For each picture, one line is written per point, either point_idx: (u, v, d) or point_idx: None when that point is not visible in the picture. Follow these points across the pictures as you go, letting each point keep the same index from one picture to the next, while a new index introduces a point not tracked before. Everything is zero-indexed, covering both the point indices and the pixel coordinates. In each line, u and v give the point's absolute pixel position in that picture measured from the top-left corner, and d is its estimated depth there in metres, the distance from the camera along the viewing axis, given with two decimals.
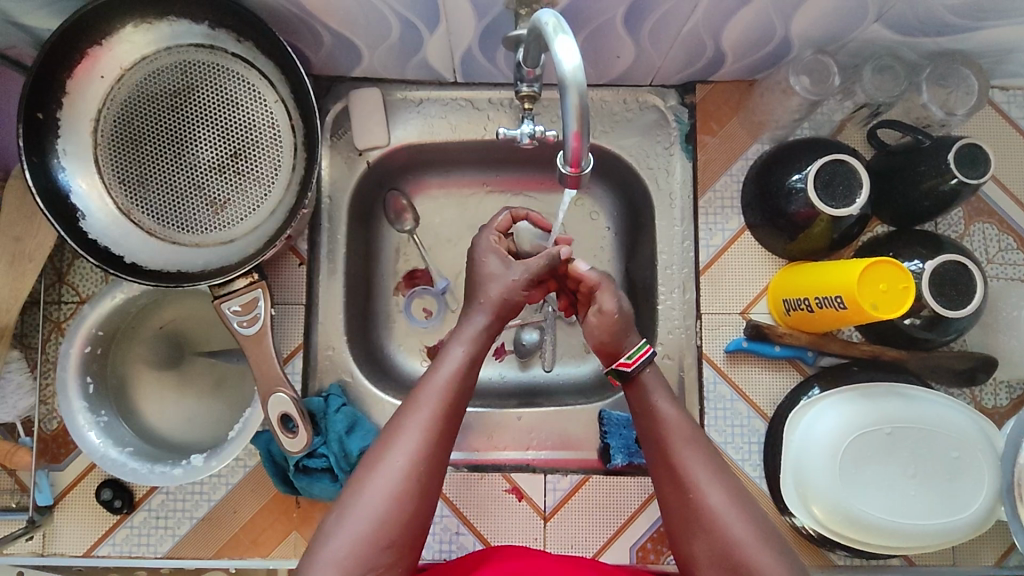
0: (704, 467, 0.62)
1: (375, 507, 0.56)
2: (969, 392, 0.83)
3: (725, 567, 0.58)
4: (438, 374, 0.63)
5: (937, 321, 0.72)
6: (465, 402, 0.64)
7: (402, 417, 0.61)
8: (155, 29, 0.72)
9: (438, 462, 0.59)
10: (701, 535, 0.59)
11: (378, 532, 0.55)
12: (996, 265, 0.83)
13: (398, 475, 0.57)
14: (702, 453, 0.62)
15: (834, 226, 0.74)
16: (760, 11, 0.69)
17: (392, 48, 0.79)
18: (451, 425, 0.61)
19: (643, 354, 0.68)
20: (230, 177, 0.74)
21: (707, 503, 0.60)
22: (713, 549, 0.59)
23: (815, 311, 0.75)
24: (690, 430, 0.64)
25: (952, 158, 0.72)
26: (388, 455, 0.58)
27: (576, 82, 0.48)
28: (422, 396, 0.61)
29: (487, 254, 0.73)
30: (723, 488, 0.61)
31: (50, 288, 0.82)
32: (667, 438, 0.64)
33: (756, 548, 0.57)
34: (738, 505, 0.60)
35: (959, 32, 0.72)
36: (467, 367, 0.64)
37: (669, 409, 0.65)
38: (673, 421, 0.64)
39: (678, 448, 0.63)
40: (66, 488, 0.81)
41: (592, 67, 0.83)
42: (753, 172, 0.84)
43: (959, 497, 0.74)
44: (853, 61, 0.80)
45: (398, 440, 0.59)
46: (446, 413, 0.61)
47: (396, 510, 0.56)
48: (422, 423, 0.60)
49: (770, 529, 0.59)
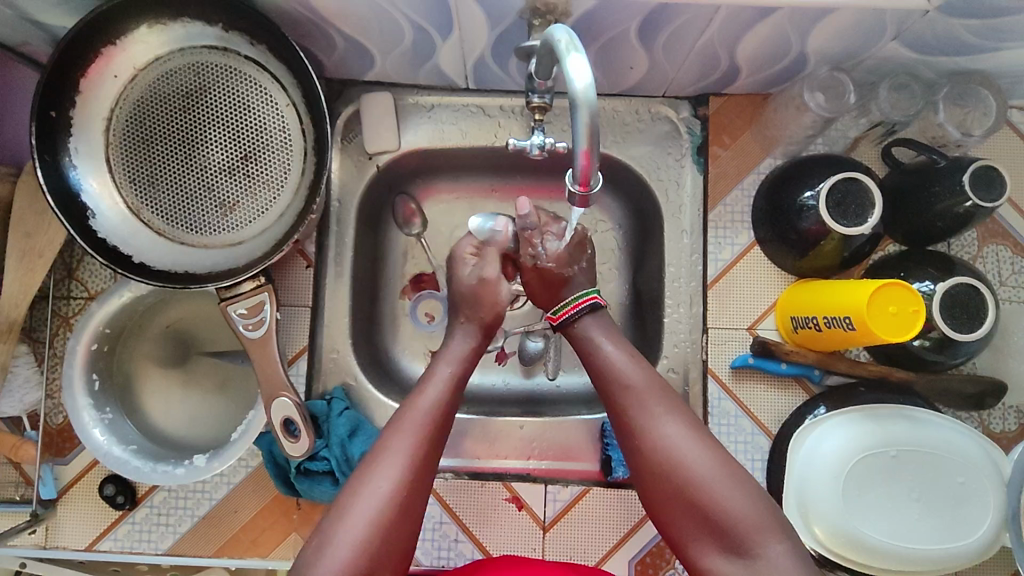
0: (656, 406, 0.62)
1: (360, 531, 0.56)
2: (977, 416, 0.81)
3: (688, 503, 0.58)
4: (423, 396, 0.64)
5: (947, 343, 0.71)
6: (449, 421, 0.65)
7: (386, 440, 0.60)
8: (169, 30, 0.72)
9: (420, 484, 0.60)
10: (663, 475, 0.59)
11: (361, 560, 0.55)
12: (1009, 288, 0.82)
13: (379, 502, 0.57)
14: (652, 392, 0.63)
15: (845, 245, 0.73)
16: (776, 27, 0.69)
17: (404, 54, 0.79)
18: (436, 445, 0.62)
19: (569, 310, 0.71)
20: (240, 179, 0.74)
21: (661, 442, 0.60)
22: (674, 487, 0.59)
23: (823, 330, 0.74)
24: (636, 375, 0.64)
25: (967, 180, 0.71)
26: (371, 481, 0.58)
27: (587, 100, 0.48)
28: (407, 418, 0.62)
29: (460, 265, 0.77)
30: (678, 423, 0.61)
31: (59, 284, 0.83)
32: (619, 382, 0.65)
33: (713, 483, 0.58)
34: (696, 439, 0.60)
35: (977, 53, 0.71)
36: (453, 387, 0.66)
37: (614, 353, 0.66)
38: (622, 360, 0.66)
39: (631, 394, 0.63)
40: (69, 482, 0.81)
41: (605, 76, 0.82)
42: (764, 187, 0.83)
43: (965, 523, 0.73)
44: (869, 78, 0.79)
45: (379, 467, 0.59)
46: (432, 430, 0.62)
47: (377, 537, 0.56)
48: (409, 446, 0.60)
49: (728, 458, 0.59)
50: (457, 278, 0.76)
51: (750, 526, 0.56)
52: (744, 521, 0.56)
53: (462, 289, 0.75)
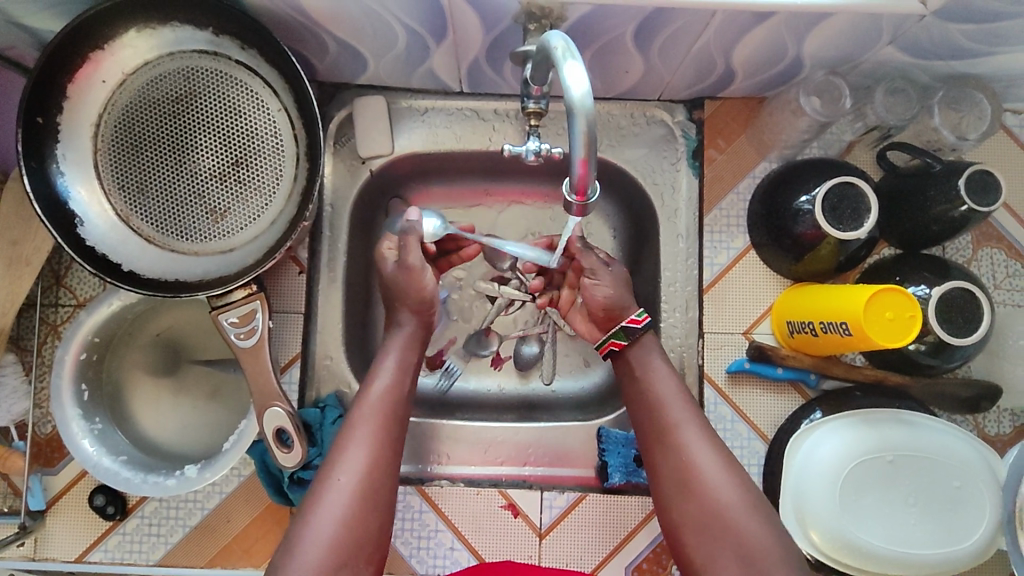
0: (699, 433, 0.67)
1: (332, 523, 0.60)
2: (972, 419, 0.81)
3: (712, 529, 0.63)
4: (371, 389, 0.70)
5: (943, 348, 0.71)
6: (401, 413, 0.70)
7: (344, 437, 0.66)
8: (158, 34, 0.71)
9: (384, 473, 0.65)
10: (695, 496, 0.64)
11: (334, 549, 0.59)
12: (1003, 291, 0.82)
13: (345, 493, 0.62)
14: (696, 421, 0.68)
15: (841, 249, 0.73)
16: (773, 31, 0.68)
17: (397, 58, 0.78)
18: (392, 435, 0.68)
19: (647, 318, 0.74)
20: (231, 185, 0.73)
21: (698, 464, 0.65)
22: (701, 510, 0.64)
23: (820, 335, 0.74)
24: (681, 398, 0.70)
25: (963, 184, 0.70)
26: (336, 475, 0.63)
27: (584, 107, 0.47)
28: (361, 412, 0.68)
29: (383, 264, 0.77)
30: (716, 454, 0.66)
31: (47, 291, 0.82)
32: (662, 401, 0.70)
33: (742, 511, 0.63)
34: (729, 472, 0.65)
35: (972, 57, 0.71)
36: (399, 372, 0.72)
37: (662, 371, 0.72)
38: (668, 383, 0.70)
39: (674, 418, 0.68)
40: (58, 492, 0.80)
41: (600, 80, 0.82)
42: (759, 191, 0.82)
43: (961, 528, 0.73)
44: (865, 82, 0.79)
45: (341, 462, 0.64)
46: (384, 421, 0.68)
47: (348, 525, 0.61)
48: (366, 439, 0.66)
49: (757, 495, 0.64)
50: (384, 270, 0.77)
51: (772, 557, 0.60)
52: (764, 552, 0.60)
53: (391, 281, 0.76)
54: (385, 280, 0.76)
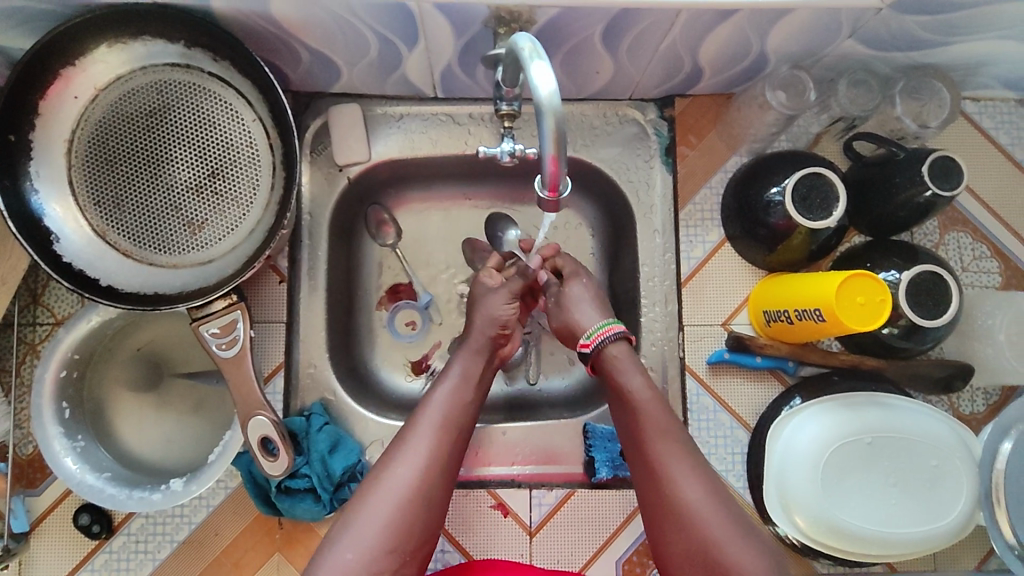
0: (681, 462, 0.64)
1: (385, 512, 0.59)
2: (946, 399, 0.83)
3: (700, 561, 0.60)
4: (436, 393, 0.68)
5: (914, 331, 0.73)
6: (466, 418, 0.68)
7: (405, 433, 0.65)
8: (129, 49, 0.70)
9: (443, 475, 0.63)
10: (683, 528, 0.61)
11: (384, 537, 0.58)
12: (971, 273, 0.84)
13: (403, 487, 0.60)
14: (678, 447, 0.65)
15: (813, 238, 0.75)
16: (737, 27, 0.70)
17: (371, 65, 0.79)
18: (456, 439, 0.65)
19: (603, 334, 0.72)
20: (208, 198, 0.73)
21: (682, 493, 0.62)
22: (687, 542, 0.61)
23: (795, 322, 0.75)
24: (666, 421, 0.66)
25: (926, 171, 0.73)
26: (394, 468, 0.61)
27: (552, 106, 0.48)
28: (424, 414, 0.66)
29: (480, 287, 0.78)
30: (701, 482, 0.63)
31: (24, 310, 0.81)
32: (645, 426, 0.66)
33: (730, 543, 0.59)
34: (716, 500, 0.62)
35: (930, 47, 0.74)
36: (463, 379, 0.70)
37: (643, 392, 0.68)
38: (649, 405, 0.67)
39: (657, 445, 0.65)
40: (42, 513, 0.79)
41: (571, 81, 0.83)
42: (731, 185, 0.84)
43: (940, 505, 0.75)
44: (828, 75, 0.81)
45: (402, 455, 0.62)
46: (446, 426, 0.65)
47: (400, 518, 0.59)
48: (428, 436, 0.64)
49: (746, 523, 0.61)
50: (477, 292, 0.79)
51: None
52: None
53: (479, 301, 0.77)
54: (475, 299, 0.78)
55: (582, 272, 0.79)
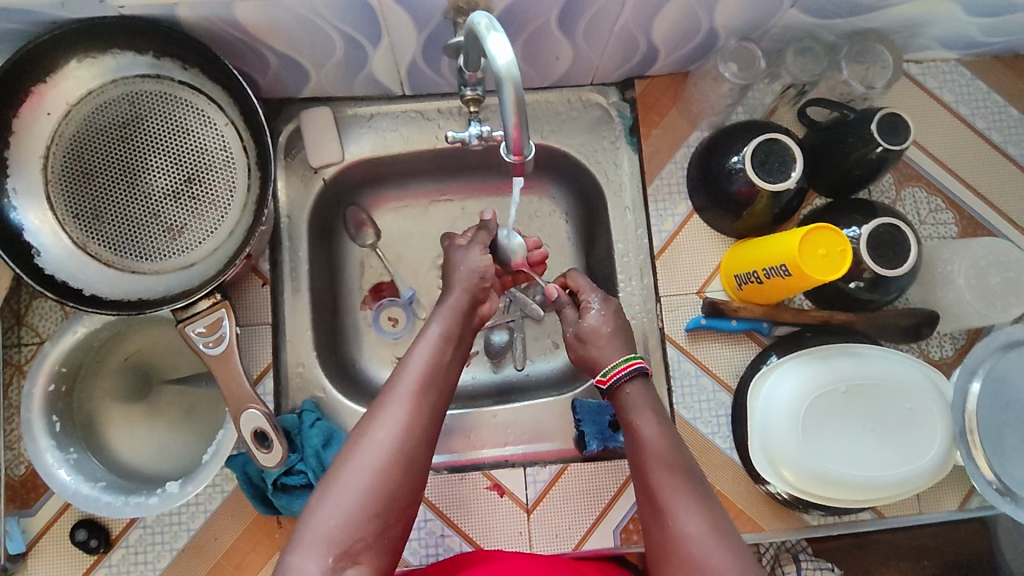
0: (685, 497, 0.63)
1: (364, 478, 0.60)
2: (916, 347, 0.86)
3: None
4: (412, 358, 0.68)
5: (879, 281, 0.76)
6: (444, 387, 0.68)
7: (382, 399, 0.65)
8: (99, 63, 0.72)
9: (424, 441, 0.63)
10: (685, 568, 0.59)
11: (365, 501, 0.59)
12: (929, 226, 0.88)
13: (382, 450, 0.61)
14: (681, 481, 0.64)
15: (775, 202, 0.78)
16: (685, 4, 0.73)
17: (338, 65, 0.81)
18: (434, 407, 0.66)
19: (620, 370, 0.73)
20: (186, 203, 0.75)
21: (682, 527, 0.61)
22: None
23: (765, 282, 0.78)
24: (672, 458, 0.66)
25: (875, 129, 0.76)
26: (371, 430, 0.62)
27: (511, 75, 0.51)
28: (400, 380, 0.66)
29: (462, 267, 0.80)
30: (703, 516, 0.61)
31: (8, 331, 0.82)
32: (648, 461, 0.67)
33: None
34: (716, 534, 0.60)
35: (869, 12, 0.78)
36: (441, 343, 0.70)
37: (652, 430, 0.69)
38: (655, 444, 0.67)
39: (659, 476, 0.65)
40: (39, 532, 0.79)
41: (534, 69, 0.86)
42: (694, 158, 0.87)
43: (918, 446, 0.78)
44: (777, 46, 0.85)
45: (379, 420, 0.63)
46: (423, 391, 0.65)
47: (381, 481, 0.60)
48: (404, 399, 0.64)
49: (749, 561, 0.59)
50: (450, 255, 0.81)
51: None
52: None
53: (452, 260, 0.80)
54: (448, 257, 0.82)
55: (596, 296, 0.81)
